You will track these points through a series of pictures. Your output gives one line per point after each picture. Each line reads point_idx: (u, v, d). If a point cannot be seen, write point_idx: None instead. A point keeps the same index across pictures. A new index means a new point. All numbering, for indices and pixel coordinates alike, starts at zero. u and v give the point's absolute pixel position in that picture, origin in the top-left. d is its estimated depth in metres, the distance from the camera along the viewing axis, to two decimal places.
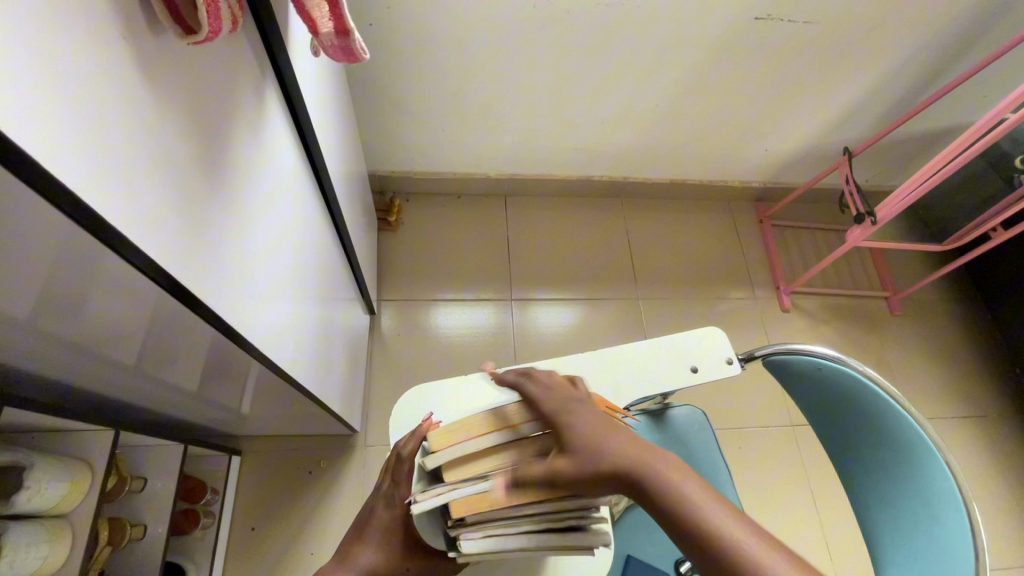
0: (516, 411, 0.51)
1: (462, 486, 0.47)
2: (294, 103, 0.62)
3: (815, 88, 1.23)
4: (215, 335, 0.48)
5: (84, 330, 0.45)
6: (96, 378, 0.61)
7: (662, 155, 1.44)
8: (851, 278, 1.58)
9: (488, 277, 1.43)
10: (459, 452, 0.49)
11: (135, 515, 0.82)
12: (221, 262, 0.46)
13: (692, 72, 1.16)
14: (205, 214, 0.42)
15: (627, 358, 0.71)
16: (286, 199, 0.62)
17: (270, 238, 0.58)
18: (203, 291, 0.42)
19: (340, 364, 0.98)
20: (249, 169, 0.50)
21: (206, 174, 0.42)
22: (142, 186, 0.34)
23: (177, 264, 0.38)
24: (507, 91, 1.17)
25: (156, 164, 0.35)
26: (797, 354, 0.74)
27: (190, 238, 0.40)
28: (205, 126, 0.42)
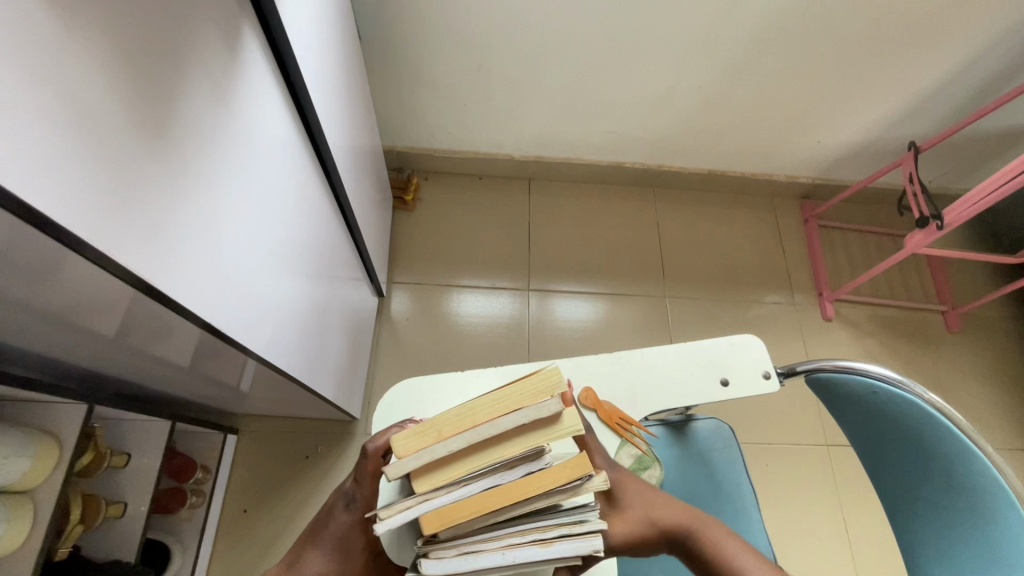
0: (501, 397, 0.41)
1: (436, 496, 0.39)
2: (287, 64, 0.58)
3: (881, 75, 1.10)
4: (194, 324, 0.45)
5: (56, 301, 0.43)
6: (71, 349, 0.57)
7: (703, 143, 1.32)
8: (903, 289, 1.43)
9: (506, 265, 1.35)
10: (430, 459, 0.40)
11: (116, 491, 0.79)
12: (187, 241, 0.41)
13: (742, 49, 1.04)
14: (165, 186, 0.37)
15: (649, 363, 0.62)
16: (276, 172, 0.58)
17: (254, 215, 0.53)
18: (162, 274, 0.38)
19: (338, 347, 0.92)
20: (229, 141, 0.46)
21: (163, 139, 0.37)
22: (89, 167, 0.30)
23: (122, 241, 0.33)
24: (535, 66, 1.08)
25: (93, 126, 0.30)
26: (846, 372, 0.64)
27: (142, 213, 0.35)
28: (162, 86, 0.37)
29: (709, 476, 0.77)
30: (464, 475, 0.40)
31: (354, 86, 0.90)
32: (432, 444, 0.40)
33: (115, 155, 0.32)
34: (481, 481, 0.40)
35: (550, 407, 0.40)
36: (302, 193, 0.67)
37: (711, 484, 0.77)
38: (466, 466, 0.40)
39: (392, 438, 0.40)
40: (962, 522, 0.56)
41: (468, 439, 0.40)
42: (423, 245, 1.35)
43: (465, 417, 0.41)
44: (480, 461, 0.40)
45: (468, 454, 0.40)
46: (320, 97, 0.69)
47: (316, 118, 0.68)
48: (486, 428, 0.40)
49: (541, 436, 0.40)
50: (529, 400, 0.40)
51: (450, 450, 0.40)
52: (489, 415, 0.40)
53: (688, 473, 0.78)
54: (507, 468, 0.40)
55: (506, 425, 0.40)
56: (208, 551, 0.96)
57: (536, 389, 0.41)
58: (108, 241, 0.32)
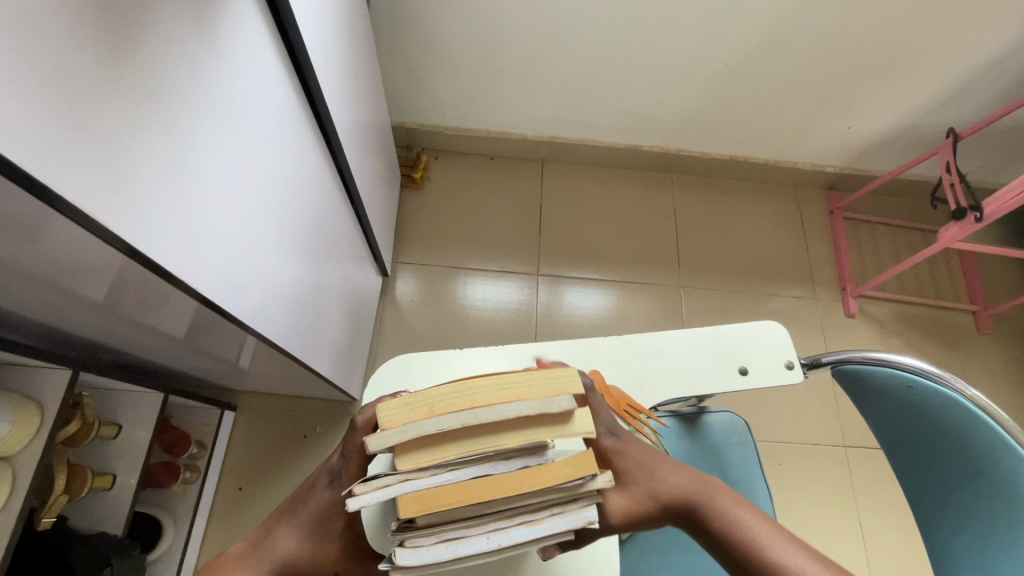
0: (504, 382, 0.38)
1: (418, 476, 0.36)
2: (289, 32, 0.55)
3: (919, 56, 1.03)
4: (185, 296, 0.44)
5: (41, 267, 0.41)
6: (58, 314, 0.55)
7: (725, 127, 1.26)
8: (931, 285, 1.36)
9: (516, 248, 1.31)
10: (418, 435, 0.36)
11: (106, 463, 0.77)
12: (158, 191, 0.37)
13: (773, 23, 0.98)
14: (128, 122, 0.33)
15: (661, 348, 0.58)
16: (276, 145, 0.56)
17: (245, 177, 0.49)
18: (123, 221, 0.34)
19: (336, 324, 0.89)
20: (223, 107, 0.44)
21: (125, 67, 0.33)
22: (62, 117, 0.28)
23: (67, 174, 0.29)
24: (552, 40, 1.03)
25: (67, 74, 0.29)
26: (880, 364, 0.59)
27: (109, 159, 0.32)
28: (143, 35, 0.34)
29: (722, 474, 0.73)
30: (451, 459, 0.36)
31: (361, 51, 0.86)
32: (421, 419, 0.36)
33: (68, 82, 0.29)
34: (471, 468, 0.36)
35: (560, 404, 0.37)
36: (305, 168, 0.65)
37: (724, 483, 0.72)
38: (453, 449, 0.36)
39: (378, 408, 0.37)
40: (1009, 532, 0.50)
41: (462, 421, 0.36)
42: (431, 226, 1.31)
43: (462, 397, 0.37)
44: (472, 448, 0.37)
45: (457, 438, 0.37)
46: (325, 69, 0.66)
47: (320, 92, 0.65)
48: (485, 411, 0.36)
49: (545, 430, 0.37)
50: (536, 392, 0.38)
51: (440, 428, 0.36)
52: (490, 399, 0.37)
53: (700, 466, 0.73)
54: (501, 458, 0.37)
55: (506, 412, 0.37)
56: (202, 529, 0.94)
57: (547, 385, 0.39)
58: (46, 170, 0.28)
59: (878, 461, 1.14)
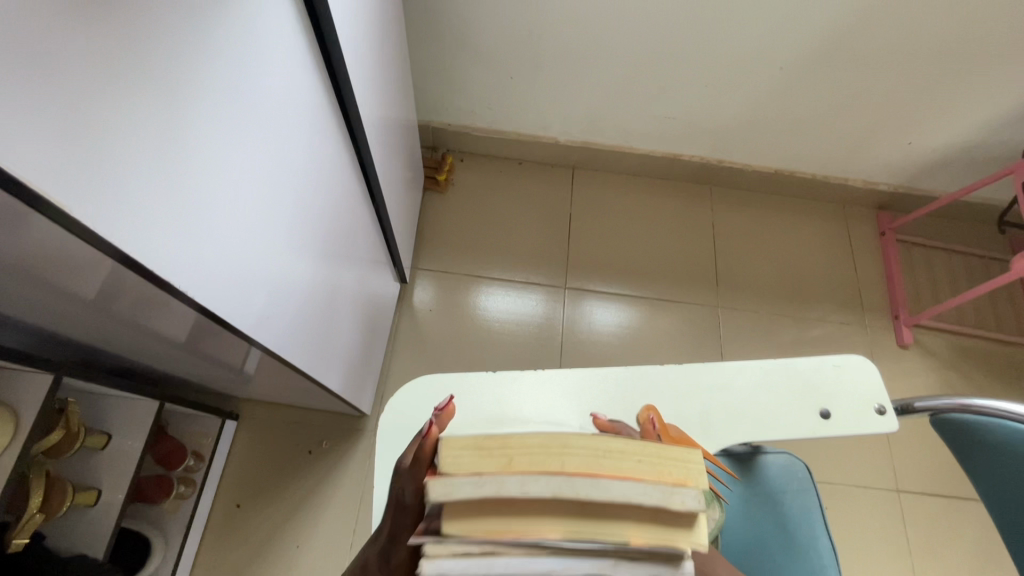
0: (615, 456, 0.28)
1: (513, 553, 0.26)
2: (320, 17, 0.48)
3: (999, 66, 0.93)
4: (187, 307, 0.37)
5: (16, 261, 0.35)
6: (42, 312, 0.48)
7: (773, 138, 1.18)
8: (996, 319, 1.24)
9: (541, 258, 1.23)
10: (492, 494, 0.26)
11: (92, 476, 0.70)
12: (147, 167, 0.29)
13: (839, 24, 0.89)
14: (105, 72, 0.25)
15: (724, 382, 0.49)
16: (298, 139, 0.49)
17: (261, 173, 0.43)
18: (94, 202, 0.26)
19: (349, 334, 0.81)
20: (244, 94, 0.38)
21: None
22: (53, 96, 0.23)
23: (2, 129, 0.21)
24: (595, 35, 0.96)
25: (62, 43, 0.23)
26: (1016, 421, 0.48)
27: (113, 149, 0.26)
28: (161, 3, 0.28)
29: (780, 522, 0.64)
30: (556, 541, 0.26)
31: (392, 38, 0.79)
32: (489, 475, 0.27)
33: (64, 52, 0.23)
34: (575, 561, 0.26)
35: (686, 502, 0.27)
36: (325, 164, 0.58)
37: (782, 533, 0.63)
38: (559, 526, 0.27)
39: (443, 444, 0.28)
40: None
41: (555, 489, 0.26)
42: (452, 231, 1.24)
43: (553, 457, 0.28)
44: (587, 530, 0.27)
45: (570, 514, 0.27)
46: (355, 56, 0.59)
47: (347, 85, 0.58)
48: (588, 482, 0.27)
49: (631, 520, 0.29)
50: (654, 473, 0.28)
51: (526, 493, 0.26)
52: (590, 467, 0.28)
53: (756, 518, 0.64)
54: (622, 557, 0.27)
55: (612, 492, 0.27)
56: (193, 548, 0.87)
57: (672, 466, 0.28)
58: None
59: (936, 510, 1.03)
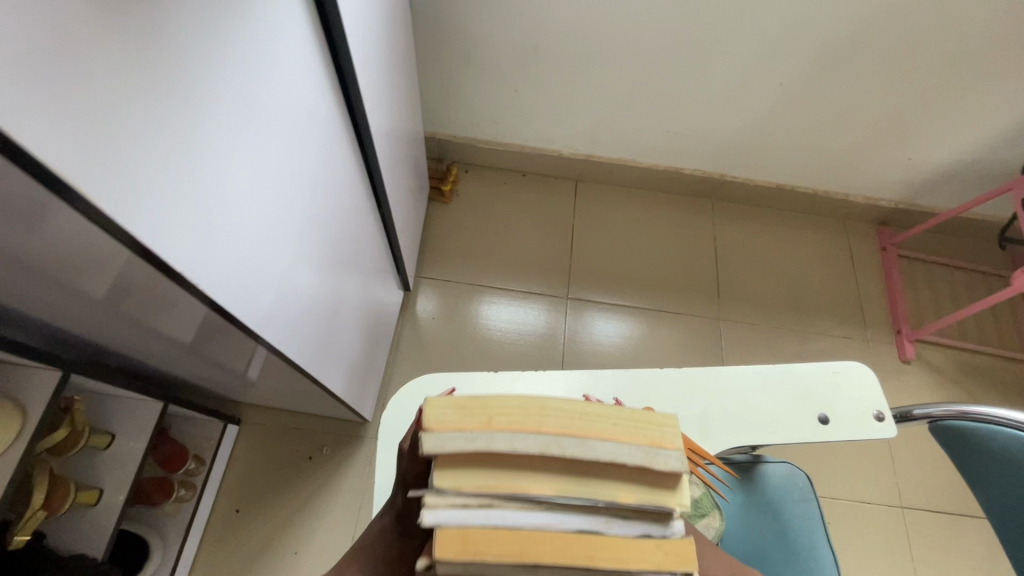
0: (594, 418, 0.29)
1: (508, 505, 0.27)
2: (333, 33, 0.51)
3: (997, 83, 0.95)
4: (198, 306, 0.39)
5: (36, 260, 0.36)
6: (55, 311, 0.49)
7: (774, 153, 1.20)
8: (998, 334, 1.24)
9: (544, 270, 1.24)
10: (485, 448, 0.27)
11: (92, 476, 0.70)
12: (168, 167, 0.30)
13: (837, 40, 0.91)
14: (130, 71, 0.26)
15: (723, 387, 0.49)
16: (309, 149, 0.51)
17: (273, 180, 0.45)
18: (113, 193, 0.27)
19: (353, 339, 0.82)
20: (260, 104, 0.40)
21: (134, 6, 0.26)
22: (94, 103, 0.25)
23: (41, 126, 0.22)
24: (598, 51, 0.99)
25: (105, 54, 0.25)
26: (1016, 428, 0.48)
27: (144, 152, 0.28)
28: (191, 20, 0.30)
29: (780, 532, 0.64)
30: (549, 496, 0.27)
31: (401, 51, 0.81)
32: (475, 431, 0.28)
33: (106, 63, 0.25)
34: (567, 515, 0.28)
35: (666, 462, 0.28)
36: (334, 175, 0.60)
37: (782, 542, 0.63)
38: (550, 484, 0.28)
39: (427, 403, 0.29)
40: None
41: (543, 446, 0.27)
42: (457, 242, 1.26)
43: (532, 416, 0.29)
44: (577, 489, 0.28)
45: (560, 472, 0.28)
46: (366, 70, 0.61)
47: (357, 97, 0.60)
48: (573, 443, 0.28)
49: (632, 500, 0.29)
50: (631, 436, 0.28)
51: (515, 449, 0.27)
52: (570, 428, 0.28)
53: (755, 527, 0.64)
54: (613, 515, 0.28)
55: (597, 452, 0.27)
56: (192, 552, 0.87)
57: (648, 429, 0.29)
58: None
59: (939, 526, 1.02)
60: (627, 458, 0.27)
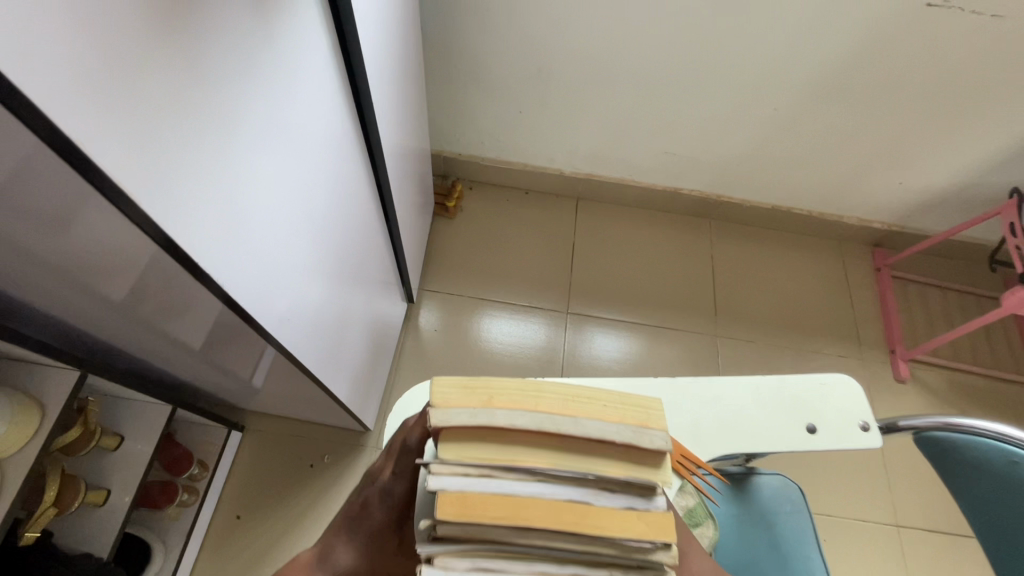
0: (586, 399, 0.32)
1: (506, 477, 0.29)
2: (350, 56, 0.54)
3: (982, 112, 0.99)
4: (216, 303, 0.41)
5: (64, 262, 0.39)
6: (76, 314, 0.52)
7: (769, 175, 1.23)
8: (991, 355, 1.26)
9: (544, 286, 1.27)
10: (486, 423, 0.30)
11: (100, 477, 0.72)
12: (199, 173, 0.33)
13: (826, 70, 0.96)
14: (169, 78, 0.29)
15: (716, 397, 0.52)
16: (324, 162, 0.54)
17: (290, 189, 0.47)
18: (149, 190, 0.29)
19: (358, 347, 0.84)
20: (280, 118, 0.43)
21: (182, 30, 0.29)
22: (144, 115, 0.27)
23: (101, 134, 0.25)
24: (599, 76, 1.03)
25: (157, 72, 0.28)
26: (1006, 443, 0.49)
27: (181, 159, 0.31)
28: (225, 41, 0.33)
29: (773, 543, 0.65)
30: (543, 469, 0.30)
31: (412, 73, 0.85)
32: (478, 408, 0.30)
33: (157, 80, 0.28)
34: (560, 486, 0.29)
35: (651, 440, 0.30)
36: (345, 188, 0.63)
37: (775, 553, 0.64)
38: (544, 457, 0.30)
39: (433, 384, 0.32)
40: None
41: (538, 423, 0.30)
42: (458, 257, 1.28)
43: (529, 397, 0.31)
44: (570, 463, 0.30)
45: (554, 448, 0.30)
46: (379, 90, 0.65)
47: (370, 116, 0.63)
48: (566, 420, 0.30)
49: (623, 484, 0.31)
50: (620, 417, 0.31)
51: (514, 425, 0.30)
52: (563, 408, 0.31)
53: (748, 538, 0.65)
54: (601, 488, 0.30)
55: (587, 428, 0.30)
56: (192, 557, 0.88)
57: (635, 412, 0.32)
58: (69, 118, 0.23)
59: (934, 546, 1.03)
60: (615, 436, 0.30)
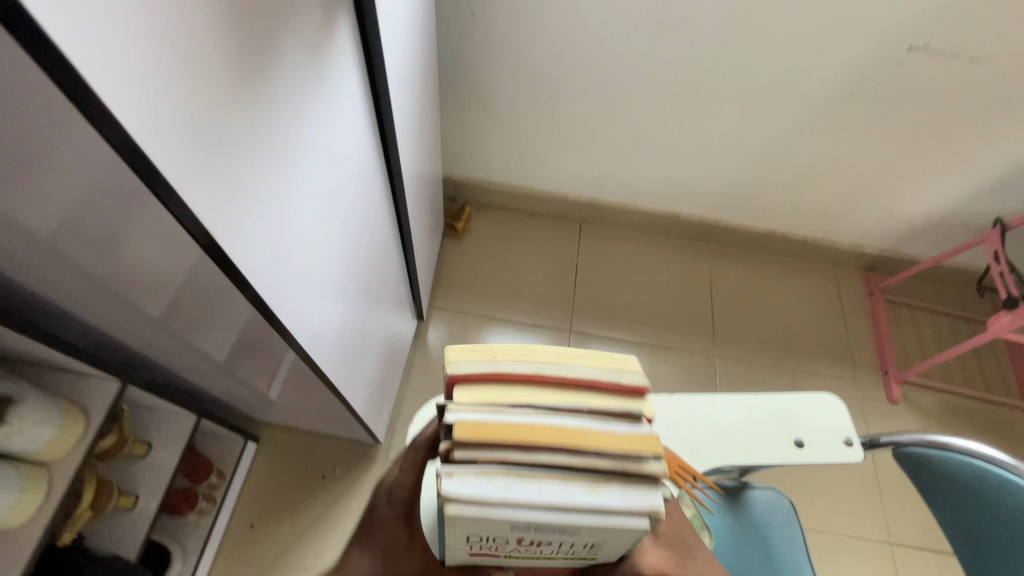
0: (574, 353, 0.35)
1: (513, 411, 0.32)
2: (377, 92, 0.58)
3: (964, 146, 1.05)
4: (254, 314, 0.45)
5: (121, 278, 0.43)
6: (121, 326, 0.56)
7: (765, 202, 1.29)
8: (980, 377, 1.30)
9: (548, 306, 1.32)
10: (491, 369, 0.33)
11: (130, 483, 0.76)
12: (251, 197, 0.37)
13: (816, 106, 1.02)
14: (230, 112, 0.32)
15: (711, 412, 0.56)
16: (352, 185, 0.58)
17: (323, 210, 0.51)
18: (213, 214, 0.33)
19: (374, 362, 0.88)
20: (319, 147, 0.47)
21: (248, 76, 0.33)
22: (214, 149, 0.31)
23: (182, 168, 0.29)
24: (604, 109, 1.10)
25: (227, 113, 0.32)
26: (976, 457, 0.53)
27: (238, 185, 0.35)
28: (281, 82, 0.37)
29: (766, 553, 0.68)
30: (543, 403, 0.32)
31: (430, 107, 0.92)
32: (482, 359, 0.34)
33: (226, 121, 0.32)
34: (561, 417, 0.32)
35: (630, 378, 0.34)
36: (368, 209, 0.67)
37: (768, 563, 0.68)
38: (542, 397, 0.33)
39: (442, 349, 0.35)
40: None
41: (534, 367, 0.33)
42: (465, 278, 1.33)
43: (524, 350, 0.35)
44: (566, 400, 0.33)
45: (550, 389, 0.33)
46: (401, 120, 0.69)
47: (393, 145, 0.68)
48: (557, 364, 0.34)
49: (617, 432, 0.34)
50: (597, 362, 0.34)
51: (513, 369, 0.33)
52: (555, 358, 0.34)
53: (742, 548, 0.69)
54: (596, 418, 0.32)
55: (577, 371, 0.33)
56: (208, 562, 0.91)
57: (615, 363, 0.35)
58: (161, 156, 0.27)
59: (927, 563, 1.05)
60: (599, 374, 0.33)
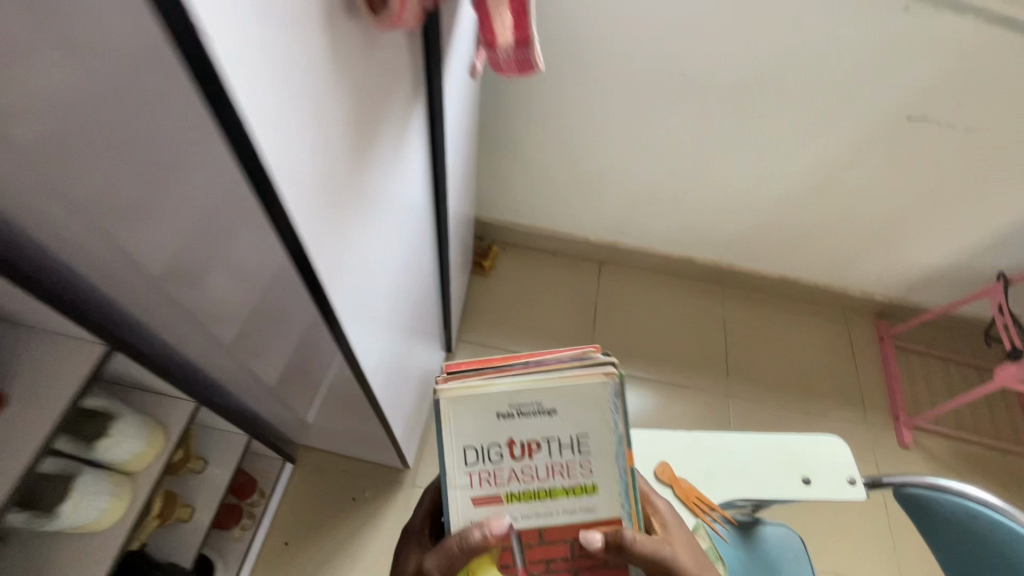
0: None
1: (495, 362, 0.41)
2: (438, 159, 0.66)
3: (966, 205, 1.12)
4: (338, 354, 0.52)
5: (230, 318, 0.50)
6: (207, 355, 0.64)
7: (777, 249, 1.36)
8: (991, 425, 1.33)
9: (569, 342, 1.38)
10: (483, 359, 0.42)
11: (188, 495, 0.83)
12: (352, 261, 0.44)
13: (824, 165, 1.10)
14: (347, 196, 0.40)
15: (726, 449, 0.62)
16: (411, 238, 0.66)
17: (391, 262, 0.59)
18: (332, 279, 0.40)
19: (410, 392, 0.95)
20: (394, 211, 0.55)
21: (359, 167, 0.41)
22: (336, 229, 0.39)
23: (319, 248, 0.37)
24: (626, 162, 1.19)
25: (345, 198, 0.39)
26: (968, 498, 0.59)
27: (346, 253, 0.42)
28: (377, 166, 0.45)
29: None
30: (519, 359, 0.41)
31: (470, 160, 1.02)
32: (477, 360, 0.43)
33: (344, 204, 0.39)
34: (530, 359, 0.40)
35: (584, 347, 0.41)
36: (419, 256, 0.75)
37: None
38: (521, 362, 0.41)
39: None
40: None
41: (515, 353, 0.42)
42: (491, 313, 1.41)
43: None
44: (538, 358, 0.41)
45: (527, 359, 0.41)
46: (452, 177, 0.78)
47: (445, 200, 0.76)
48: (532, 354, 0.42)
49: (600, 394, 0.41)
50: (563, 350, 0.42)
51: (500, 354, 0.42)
52: None
53: None
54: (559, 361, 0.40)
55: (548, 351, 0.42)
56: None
57: None
58: (312, 240, 0.35)
59: None
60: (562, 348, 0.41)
